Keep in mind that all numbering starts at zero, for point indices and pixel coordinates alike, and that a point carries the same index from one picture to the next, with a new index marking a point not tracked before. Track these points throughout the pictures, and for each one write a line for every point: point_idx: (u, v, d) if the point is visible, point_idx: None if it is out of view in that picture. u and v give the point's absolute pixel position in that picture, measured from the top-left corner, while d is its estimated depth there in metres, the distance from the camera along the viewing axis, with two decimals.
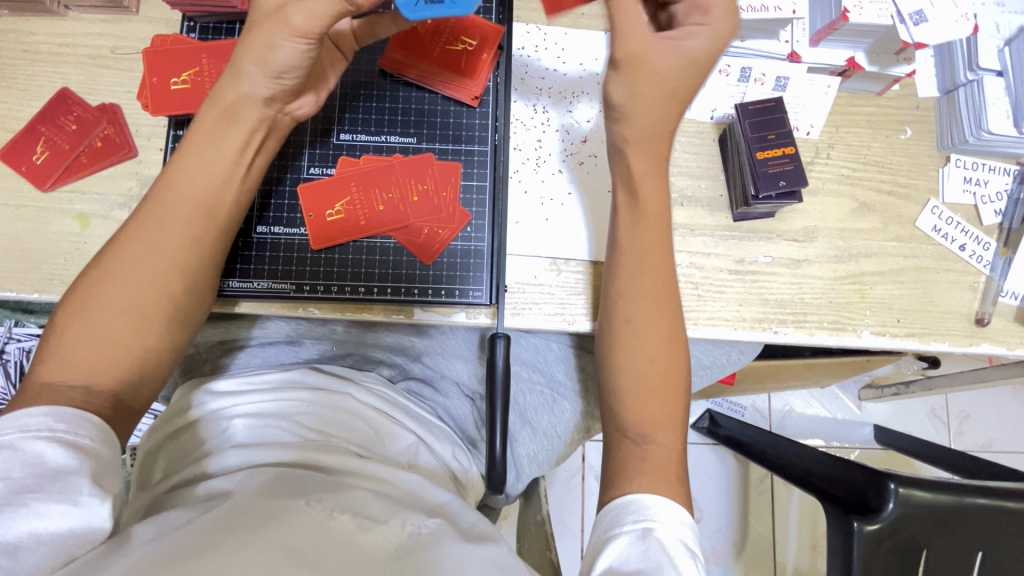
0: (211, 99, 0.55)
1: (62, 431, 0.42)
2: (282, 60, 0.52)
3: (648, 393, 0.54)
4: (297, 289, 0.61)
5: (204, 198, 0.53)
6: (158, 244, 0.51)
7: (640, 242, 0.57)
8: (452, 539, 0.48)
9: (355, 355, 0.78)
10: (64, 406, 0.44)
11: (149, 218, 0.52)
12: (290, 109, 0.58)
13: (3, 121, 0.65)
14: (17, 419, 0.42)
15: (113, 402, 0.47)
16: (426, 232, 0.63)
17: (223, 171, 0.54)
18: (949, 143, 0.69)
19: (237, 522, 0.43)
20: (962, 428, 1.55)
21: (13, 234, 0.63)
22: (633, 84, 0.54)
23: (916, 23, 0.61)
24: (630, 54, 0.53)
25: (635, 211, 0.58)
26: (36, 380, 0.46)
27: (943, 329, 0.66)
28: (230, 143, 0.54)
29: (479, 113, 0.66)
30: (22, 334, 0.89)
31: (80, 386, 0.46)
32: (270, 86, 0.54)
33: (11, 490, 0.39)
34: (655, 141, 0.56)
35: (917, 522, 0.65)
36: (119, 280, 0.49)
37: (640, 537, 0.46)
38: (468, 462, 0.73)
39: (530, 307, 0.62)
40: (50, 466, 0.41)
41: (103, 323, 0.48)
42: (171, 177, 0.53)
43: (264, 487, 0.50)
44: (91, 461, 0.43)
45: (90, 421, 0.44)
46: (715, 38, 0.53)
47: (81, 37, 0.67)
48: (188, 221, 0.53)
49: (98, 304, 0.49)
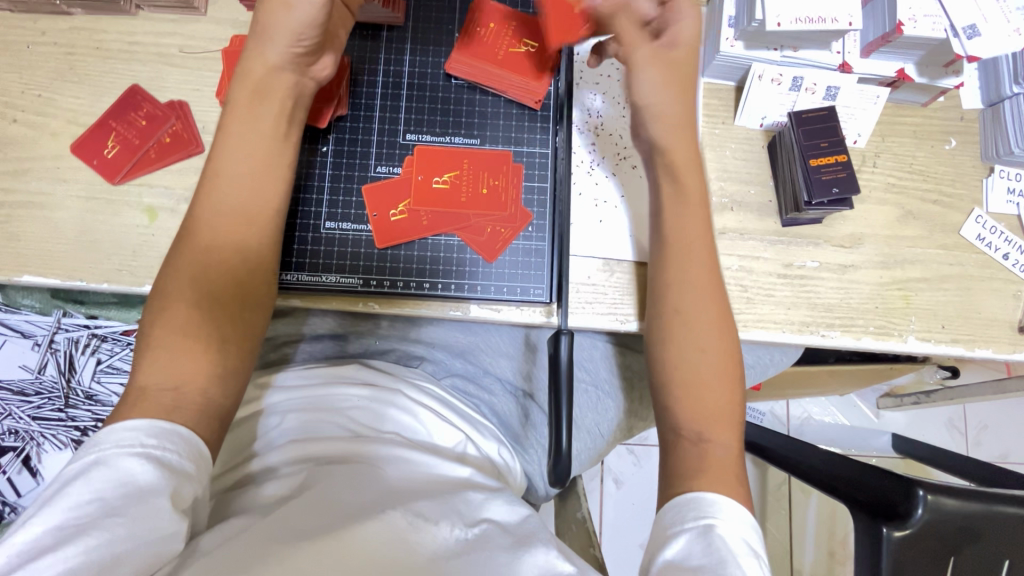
0: (239, 79, 0.57)
1: (153, 447, 0.44)
2: (301, 17, 0.54)
3: (709, 393, 0.56)
4: (364, 284, 0.63)
5: (252, 178, 0.55)
6: (216, 228, 0.54)
7: (687, 242, 0.59)
8: (498, 544, 0.48)
9: (400, 350, 0.78)
10: (159, 420, 0.46)
11: (206, 209, 0.54)
12: (314, 72, 0.59)
13: (75, 116, 0.67)
14: (114, 434, 0.44)
15: (200, 401, 0.49)
16: (490, 231, 0.64)
17: (265, 147, 0.56)
18: (994, 154, 0.70)
19: (290, 531, 0.44)
20: (981, 438, 1.56)
21: (84, 225, 0.65)
22: (651, 83, 0.59)
23: (970, 37, 0.62)
24: (649, 55, 0.59)
25: (680, 204, 0.59)
26: (134, 385, 0.48)
27: (987, 336, 0.68)
28: (265, 119, 0.56)
29: (541, 116, 0.68)
30: (70, 325, 0.92)
31: (171, 389, 0.48)
32: (291, 48, 0.56)
33: (102, 510, 0.40)
34: (682, 128, 0.60)
35: (948, 529, 0.66)
36: (188, 268, 0.52)
37: (701, 534, 0.47)
38: (512, 459, 0.74)
39: (585, 305, 0.64)
40: (139, 482, 0.42)
41: (180, 310, 0.51)
42: (218, 162, 0.56)
43: (316, 493, 0.50)
44: (175, 478, 0.44)
45: (180, 436, 0.46)
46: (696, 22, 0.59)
47: (150, 36, 0.69)
48: (239, 202, 0.55)
49: (174, 293, 0.51)
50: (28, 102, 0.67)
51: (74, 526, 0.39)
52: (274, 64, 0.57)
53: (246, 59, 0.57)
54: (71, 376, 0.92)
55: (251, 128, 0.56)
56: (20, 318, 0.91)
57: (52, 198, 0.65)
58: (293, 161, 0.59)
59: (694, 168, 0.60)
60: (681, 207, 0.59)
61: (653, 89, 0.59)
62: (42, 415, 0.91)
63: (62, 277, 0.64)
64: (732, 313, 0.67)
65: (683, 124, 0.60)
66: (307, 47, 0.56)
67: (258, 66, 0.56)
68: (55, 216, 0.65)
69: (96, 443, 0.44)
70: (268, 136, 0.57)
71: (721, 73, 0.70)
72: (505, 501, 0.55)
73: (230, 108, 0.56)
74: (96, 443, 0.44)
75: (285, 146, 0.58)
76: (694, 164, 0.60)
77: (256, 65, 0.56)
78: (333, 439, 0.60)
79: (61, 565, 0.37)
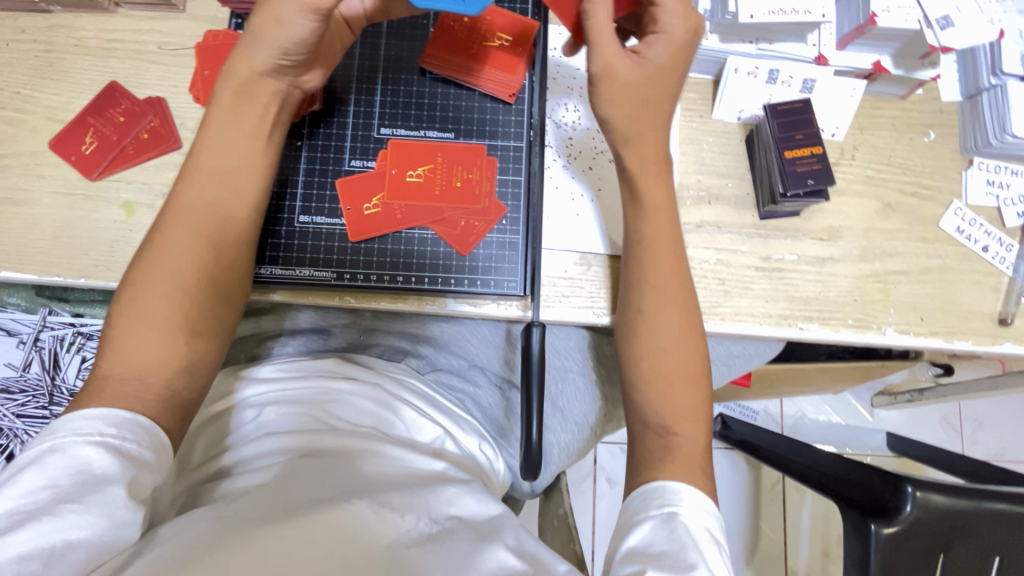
0: (224, 76, 0.56)
1: (112, 436, 0.44)
2: (292, 34, 0.53)
3: (679, 385, 0.55)
4: (338, 277, 0.63)
5: (231, 177, 0.56)
6: (191, 226, 0.54)
7: (652, 237, 0.59)
8: (461, 538, 0.48)
9: (381, 345, 0.79)
10: (118, 409, 0.46)
11: (185, 204, 0.54)
12: (301, 81, 0.59)
13: (54, 112, 0.67)
14: (72, 423, 0.44)
15: (165, 393, 0.49)
16: (464, 224, 0.64)
17: (246, 148, 0.56)
18: (973, 146, 0.70)
19: (253, 518, 0.44)
20: (976, 436, 1.55)
21: (62, 221, 0.65)
22: (610, 99, 0.57)
23: (943, 27, 0.62)
24: (605, 70, 0.56)
25: (638, 206, 0.59)
26: (98, 374, 0.49)
27: (966, 329, 0.67)
28: (248, 121, 0.56)
29: (516, 110, 0.68)
30: (56, 323, 0.93)
31: (135, 379, 0.48)
32: (279, 59, 0.55)
33: (56, 497, 0.40)
34: (646, 138, 0.58)
35: (934, 525, 0.65)
36: (160, 264, 0.52)
37: (665, 521, 0.47)
38: (495, 455, 0.74)
39: (560, 300, 0.64)
40: (95, 471, 0.42)
41: (150, 305, 0.51)
42: (199, 157, 0.56)
43: (285, 483, 0.50)
44: (134, 467, 0.44)
45: (140, 425, 0.46)
46: (671, 44, 0.56)
47: (129, 33, 0.69)
48: (216, 201, 0.55)
49: (144, 288, 0.51)
50: (7, 99, 0.68)
51: (28, 513, 0.39)
52: (260, 69, 0.56)
53: (233, 59, 0.56)
54: (56, 373, 0.92)
55: (231, 129, 0.56)
56: (6, 316, 0.93)
57: (30, 194, 0.65)
58: (273, 163, 0.59)
59: (658, 170, 0.59)
60: (642, 201, 0.59)
61: (611, 106, 0.57)
62: (25, 412, 0.90)
63: (39, 272, 0.64)
64: (710, 306, 0.66)
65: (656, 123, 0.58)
66: (295, 61, 0.55)
67: (243, 67, 0.55)
68: (32, 212, 0.65)
69: (53, 431, 0.44)
70: (249, 139, 0.56)
71: (698, 66, 0.70)
72: (474, 497, 0.55)
73: (211, 107, 0.56)
74: (53, 431, 0.44)
75: (265, 149, 0.58)
76: (657, 164, 0.59)
77: (241, 68, 0.55)
78: (310, 430, 0.60)
79: (13, 553, 0.38)
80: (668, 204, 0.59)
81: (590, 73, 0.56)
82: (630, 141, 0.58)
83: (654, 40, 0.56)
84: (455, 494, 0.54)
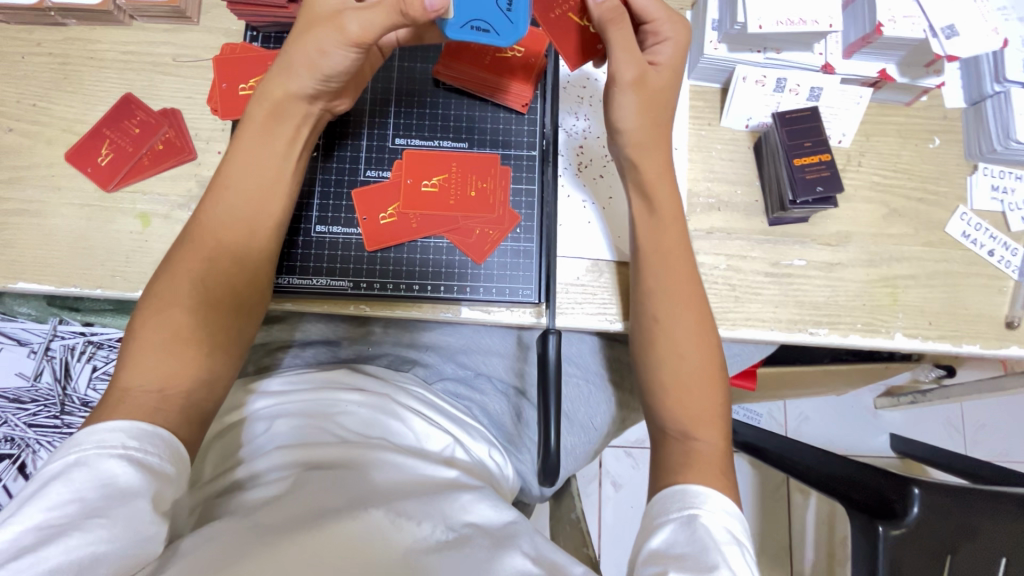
0: (258, 96, 0.57)
1: (135, 449, 0.45)
2: (333, 65, 0.54)
3: (695, 391, 0.56)
4: (355, 286, 0.64)
5: (258, 195, 0.56)
6: (218, 243, 0.55)
7: (660, 247, 0.59)
8: (479, 544, 0.48)
9: (393, 352, 0.79)
10: (140, 421, 0.46)
11: (213, 220, 0.55)
12: (332, 105, 0.60)
13: (69, 124, 0.68)
14: (96, 434, 0.45)
15: (186, 403, 0.50)
16: (478, 233, 0.65)
17: (276, 168, 0.57)
18: (977, 152, 0.71)
19: (273, 530, 0.45)
20: (979, 437, 1.56)
21: (78, 232, 0.66)
22: (637, 106, 0.58)
23: (949, 36, 0.63)
24: (634, 77, 0.57)
25: (653, 216, 0.60)
26: (119, 385, 0.49)
27: (974, 332, 0.68)
28: (279, 142, 0.57)
29: (528, 120, 0.69)
30: (67, 332, 0.93)
31: (156, 392, 0.49)
32: (317, 87, 0.56)
33: (83, 510, 0.40)
34: (654, 149, 0.60)
35: (943, 526, 0.66)
36: (185, 279, 0.53)
37: (685, 523, 0.48)
38: (504, 462, 0.74)
39: (574, 306, 0.65)
40: (120, 483, 0.42)
41: (173, 318, 0.51)
42: (227, 174, 0.56)
43: (301, 495, 0.50)
44: (156, 480, 0.44)
45: (161, 438, 0.47)
46: (677, 48, 0.59)
47: (144, 45, 0.70)
48: (243, 219, 0.56)
49: (167, 302, 0.52)
50: (23, 112, 0.68)
51: (54, 527, 0.39)
52: (296, 94, 0.57)
53: (267, 81, 0.57)
54: (67, 382, 0.93)
55: (263, 150, 0.57)
56: (17, 326, 0.93)
57: (46, 205, 0.66)
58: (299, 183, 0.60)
59: (668, 180, 0.60)
60: (655, 212, 0.60)
61: (636, 114, 0.59)
62: (37, 422, 0.92)
63: (56, 283, 0.64)
64: (721, 311, 0.67)
65: (659, 138, 0.60)
66: (331, 87, 0.57)
67: (277, 90, 0.56)
68: (48, 223, 0.66)
69: (77, 443, 0.44)
70: (279, 160, 0.57)
71: (706, 75, 0.71)
72: (491, 504, 0.55)
73: (244, 127, 0.56)
74: (75, 443, 0.44)
75: (294, 170, 0.59)
76: (667, 173, 0.60)
77: (277, 91, 0.56)
78: (319, 442, 0.60)
79: (41, 567, 0.37)
80: (679, 215, 0.60)
81: (619, 80, 0.57)
82: (643, 152, 0.59)
83: (660, 49, 0.58)
84: (469, 499, 0.54)
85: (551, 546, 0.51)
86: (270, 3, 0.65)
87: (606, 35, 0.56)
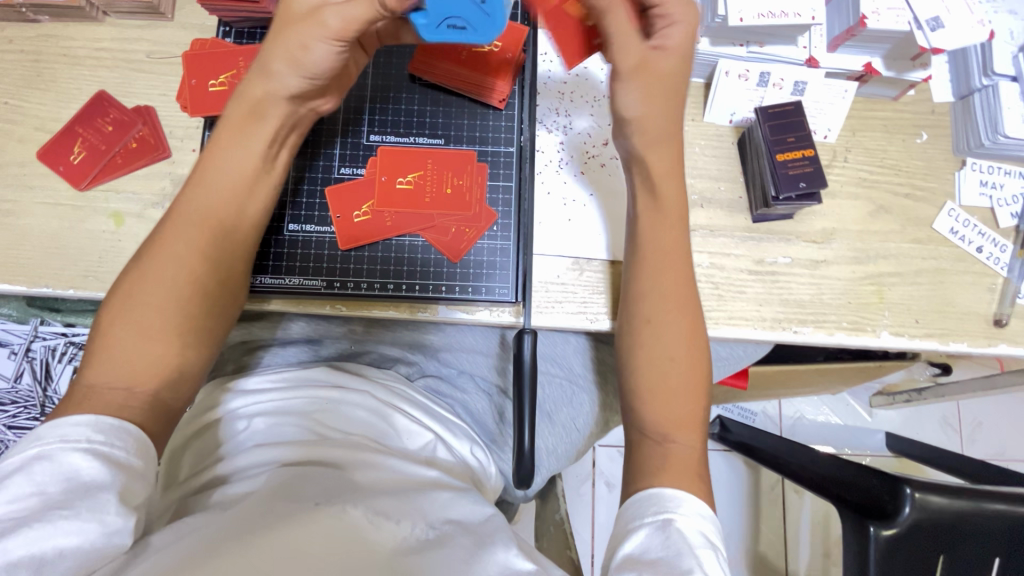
0: (239, 94, 0.56)
1: (100, 443, 0.44)
2: (316, 61, 0.53)
3: (674, 391, 0.55)
4: (328, 285, 0.63)
5: (234, 194, 0.55)
6: (190, 240, 0.53)
7: (663, 244, 0.58)
8: (459, 544, 0.47)
9: (373, 352, 0.78)
10: (104, 416, 0.45)
11: (185, 217, 0.54)
12: (315, 104, 0.59)
13: (42, 122, 0.67)
14: (58, 428, 0.44)
15: (150, 403, 0.49)
16: (454, 231, 0.64)
17: (254, 168, 0.56)
18: (965, 147, 0.70)
19: (248, 522, 0.44)
20: (975, 436, 1.54)
21: (50, 231, 0.65)
22: (643, 94, 0.57)
23: (933, 29, 0.62)
24: (635, 64, 0.56)
25: (646, 217, 0.59)
26: (82, 383, 0.48)
27: (962, 330, 0.67)
28: (258, 141, 0.56)
29: (505, 115, 0.68)
30: (47, 333, 0.94)
31: (121, 389, 0.48)
32: (300, 84, 0.54)
33: (45, 504, 0.40)
34: (644, 150, 0.58)
35: (931, 528, 0.64)
36: (153, 276, 0.51)
37: (661, 528, 0.47)
38: (487, 460, 0.73)
39: (553, 305, 0.64)
40: (84, 478, 0.41)
41: (141, 317, 0.50)
42: (204, 171, 0.55)
43: (276, 490, 0.49)
44: (124, 473, 0.43)
45: (128, 432, 0.46)
46: (686, 30, 0.56)
47: (118, 41, 0.69)
48: (219, 217, 0.55)
49: (134, 299, 0.50)
50: None
51: (13, 521, 0.39)
52: (276, 92, 0.55)
53: (248, 79, 0.56)
54: (47, 384, 0.94)
55: (240, 148, 0.56)
56: None
57: (18, 205, 0.65)
58: (276, 183, 0.58)
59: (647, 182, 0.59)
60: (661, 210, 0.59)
61: (643, 99, 0.57)
62: (17, 423, 0.93)
63: (28, 283, 0.63)
64: (704, 310, 0.66)
65: (673, 125, 0.58)
66: (315, 84, 0.55)
67: (257, 87, 0.55)
68: (20, 222, 0.65)
69: (38, 438, 0.43)
70: (258, 158, 0.56)
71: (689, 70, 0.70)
72: (470, 502, 0.55)
73: (222, 123, 0.55)
74: (38, 437, 0.43)
75: (273, 169, 0.58)
76: (653, 174, 0.59)
77: (256, 89, 0.55)
78: (301, 440, 0.59)
79: (2, 559, 0.37)
80: (684, 213, 0.59)
81: (618, 71, 0.57)
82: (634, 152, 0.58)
83: (669, 32, 0.56)
84: (447, 499, 0.54)
85: (532, 546, 0.50)
86: None
87: (606, 21, 0.55)
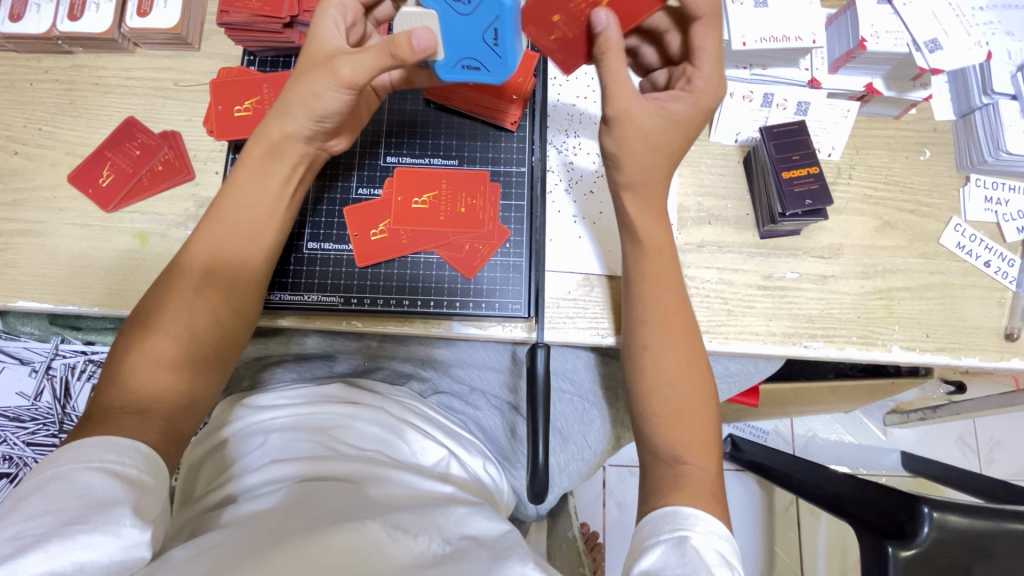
0: (257, 136, 0.58)
1: (112, 462, 0.45)
2: (327, 107, 0.54)
3: (684, 415, 0.55)
4: (345, 301, 0.65)
5: (251, 227, 0.57)
6: (204, 274, 0.55)
7: (659, 274, 0.59)
8: (477, 557, 0.48)
9: (387, 367, 0.79)
10: (116, 437, 0.46)
11: (203, 249, 0.55)
12: (329, 145, 0.60)
13: (73, 147, 0.70)
14: (73, 451, 0.45)
15: (164, 426, 0.50)
16: (468, 248, 0.66)
17: (269, 204, 0.58)
18: (969, 164, 0.71)
19: (266, 540, 0.44)
20: (993, 455, 1.52)
21: (77, 250, 0.67)
22: (623, 141, 0.56)
23: (932, 50, 0.64)
24: (618, 113, 0.55)
25: (657, 242, 0.60)
26: (100, 406, 0.49)
27: (973, 344, 0.67)
28: (274, 181, 0.58)
29: (517, 137, 0.70)
30: (67, 350, 0.97)
31: (136, 412, 0.49)
32: (312, 127, 0.56)
33: (60, 522, 0.40)
34: (665, 177, 0.59)
35: (952, 548, 0.62)
36: (170, 307, 0.53)
37: (676, 545, 0.47)
38: (499, 477, 0.74)
39: (565, 320, 0.65)
40: (99, 494, 0.42)
41: (154, 345, 0.51)
42: (223, 206, 0.57)
43: (291, 507, 0.50)
44: (135, 491, 0.44)
45: (140, 451, 0.47)
46: (694, 105, 0.57)
47: (147, 70, 0.73)
48: (235, 249, 0.56)
49: (150, 329, 0.52)
50: (29, 136, 0.71)
51: (32, 538, 0.38)
52: (293, 134, 0.57)
53: (267, 120, 0.57)
54: (66, 401, 0.99)
55: (258, 185, 0.57)
56: (19, 345, 0.98)
57: (47, 225, 0.68)
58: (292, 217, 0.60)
59: (653, 213, 0.60)
60: (647, 243, 0.60)
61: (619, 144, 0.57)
62: (36, 439, 0.98)
63: (55, 301, 0.66)
64: (713, 325, 0.67)
65: (672, 165, 0.59)
66: (326, 128, 0.57)
67: (274, 128, 0.57)
68: (50, 242, 0.67)
69: (54, 462, 0.44)
70: (273, 195, 0.58)
71: None
72: (485, 516, 0.55)
73: (240, 162, 0.57)
74: (54, 461, 0.44)
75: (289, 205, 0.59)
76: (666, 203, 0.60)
77: (274, 130, 0.56)
78: (315, 456, 0.60)
79: None
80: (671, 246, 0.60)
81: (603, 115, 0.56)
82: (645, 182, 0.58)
83: (680, 97, 0.57)
84: (465, 513, 0.54)
85: (546, 562, 0.50)
86: (267, 28, 0.68)
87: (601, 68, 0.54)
